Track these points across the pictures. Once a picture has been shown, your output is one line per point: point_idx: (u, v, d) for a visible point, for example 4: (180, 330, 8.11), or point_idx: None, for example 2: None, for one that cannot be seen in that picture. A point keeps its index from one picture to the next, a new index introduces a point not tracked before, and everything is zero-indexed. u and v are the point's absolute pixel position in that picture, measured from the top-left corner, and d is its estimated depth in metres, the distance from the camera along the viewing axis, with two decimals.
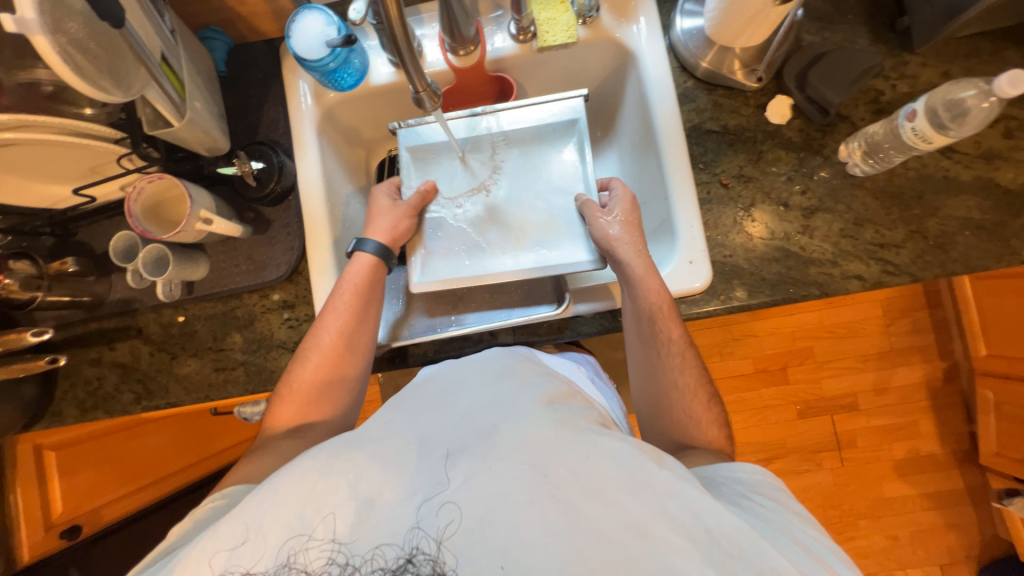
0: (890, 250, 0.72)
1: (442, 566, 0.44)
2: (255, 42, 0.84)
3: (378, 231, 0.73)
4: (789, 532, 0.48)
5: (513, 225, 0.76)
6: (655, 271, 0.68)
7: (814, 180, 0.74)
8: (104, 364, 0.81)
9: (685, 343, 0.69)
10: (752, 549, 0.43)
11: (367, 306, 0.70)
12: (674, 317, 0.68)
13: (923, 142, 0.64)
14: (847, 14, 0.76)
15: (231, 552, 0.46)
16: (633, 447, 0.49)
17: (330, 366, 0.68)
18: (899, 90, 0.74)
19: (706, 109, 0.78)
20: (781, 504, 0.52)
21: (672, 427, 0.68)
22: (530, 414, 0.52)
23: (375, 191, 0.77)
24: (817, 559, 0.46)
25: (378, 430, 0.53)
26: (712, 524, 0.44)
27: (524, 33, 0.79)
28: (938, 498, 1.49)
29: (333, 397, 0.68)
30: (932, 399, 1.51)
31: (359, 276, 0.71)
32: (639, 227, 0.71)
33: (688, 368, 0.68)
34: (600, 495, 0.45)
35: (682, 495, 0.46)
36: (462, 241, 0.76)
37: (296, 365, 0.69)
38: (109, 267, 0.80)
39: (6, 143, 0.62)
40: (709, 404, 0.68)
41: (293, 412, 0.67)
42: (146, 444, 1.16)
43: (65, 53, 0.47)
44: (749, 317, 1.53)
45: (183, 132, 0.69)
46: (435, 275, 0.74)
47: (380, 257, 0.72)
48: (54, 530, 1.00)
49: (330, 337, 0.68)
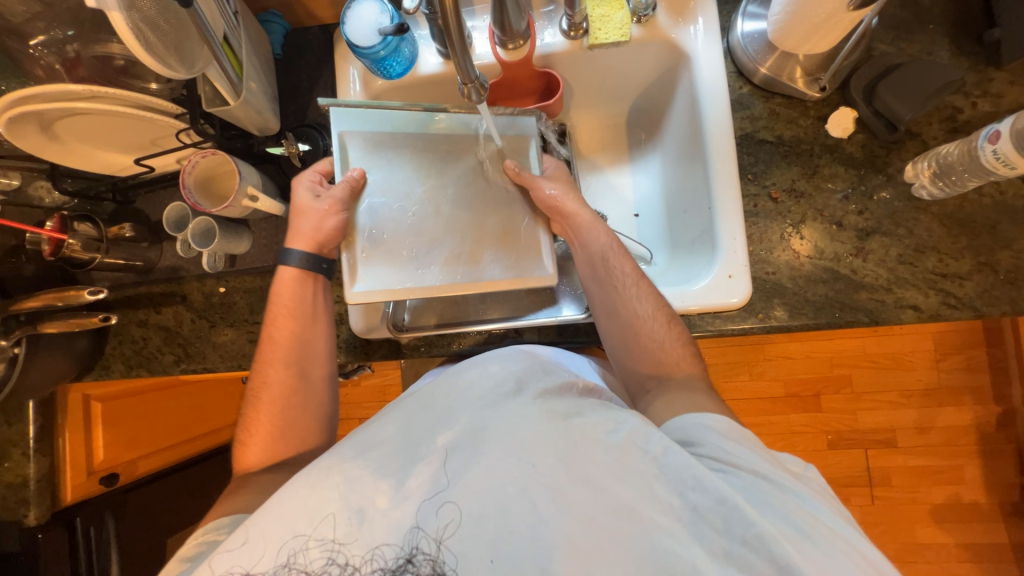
0: (952, 281, 0.66)
1: (441, 565, 0.44)
2: (311, 27, 0.86)
3: (299, 235, 0.70)
4: (769, 479, 0.48)
5: (461, 247, 0.70)
6: (601, 220, 0.72)
7: (874, 200, 0.70)
8: (150, 325, 0.85)
9: (638, 271, 0.69)
10: (733, 519, 0.45)
11: (308, 325, 0.71)
12: (624, 253, 0.71)
13: (1004, 167, 0.59)
14: (928, 24, 0.71)
15: (234, 552, 0.47)
16: (624, 429, 0.49)
17: (284, 397, 0.69)
18: (981, 109, 0.68)
19: (760, 118, 0.74)
20: (754, 445, 0.52)
21: (640, 359, 0.67)
22: (516, 405, 0.51)
23: (297, 187, 0.71)
24: (797, 508, 0.46)
25: (371, 432, 0.52)
26: (695, 500, 0.46)
27: (576, 29, 0.77)
28: (978, 551, 1.39)
29: (297, 425, 0.70)
30: (981, 444, 1.40)
31: (287, 292, 0.71)
32: (572, 182, 0.75)
33: (645, 296, 0.68)
34: (587, 481, 0.46)
35: (668, 471, 0.47)
36: (401, 248, 0.69)
37: (251, 408, 0.70)
38: (160, 235, 0.84)
39: (79, 112, 0.66)
40: (670, 325, 0.67)
41: (260, 451, 0.67)
42: (179, 405, 1.23)
43: (137, 29, 0.50)
44: (785, 338, 1.46)
45: (237, 111, 0.71)
46: (377, 283, 0.67)
47: (308, 267, 0.71)
48: (95, 476, 1.03)
49: (276, 371, 0.70)
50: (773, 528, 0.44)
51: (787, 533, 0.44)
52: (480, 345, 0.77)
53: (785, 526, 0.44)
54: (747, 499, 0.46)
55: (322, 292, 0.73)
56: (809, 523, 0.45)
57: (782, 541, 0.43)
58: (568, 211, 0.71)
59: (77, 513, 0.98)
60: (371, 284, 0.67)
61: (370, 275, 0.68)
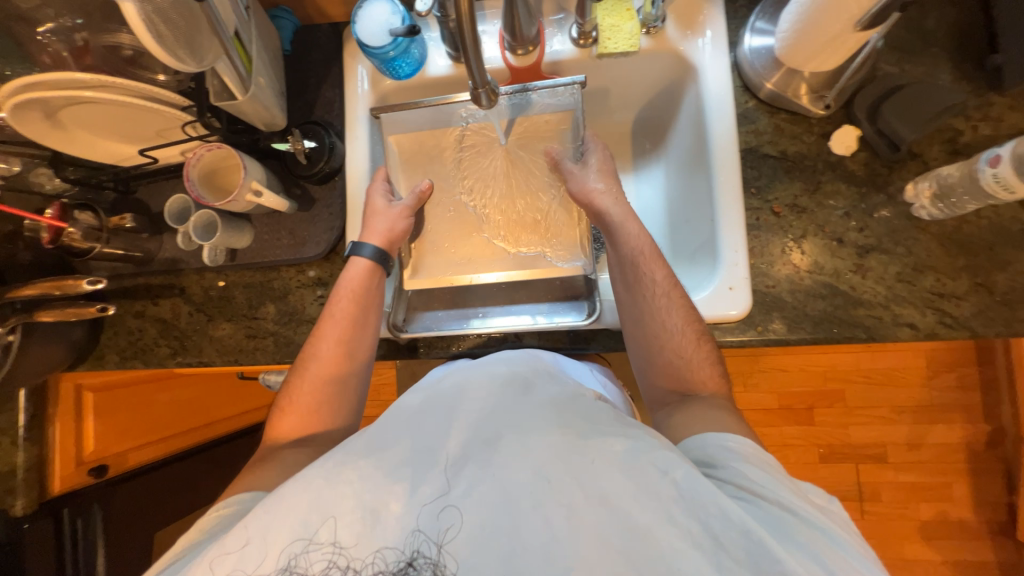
0: (949, 301, 0.67)
1: (442, 568, 0.44)
2: (321, 24, 0.86)
3: (374, 233, 0.75)
4: (793, 510, 0.46)
5: (512, 234, 0.79)
6: (633, 217, 0.73)
7: (874, 218, 0.70)
8: (147, 317, 0.85)
9: (670, 279, 0.69)
10: (757, 552, 0.42)
11: (367, 311, 0.72)
12: (658, 259, 0.70)
13: (1004, 190, 0.60)
14: (932, 46, 0.72)
15: (235, 554, 0.46)
16: (642, 449, 0.48)
17: (330, 373, 0.69)
18: (981, 133, 0.69)
19: (765, 132, 0.75)
20: (778, 473, 0.51)
21: (666, 373, 0.66)
22: (535, 418, 0.52)
23: (369, 190, 0.78)
24: (823, 545, 0.44)
25: (387, 433, 0.53)
26: (716, 527, 0.44)
27: (585, 37, 0.77)
28: (965, 569, 1.40)
29: (335, 404, 0.69)
30: (971, 463, 1.41)
31: (355, 278, 0.73)
32: (615, 180, 0.76)
33: (675, 308, 0.67)
34: (603, 498, 0.45)
35: (688, 495, 0.45)
36: (458, 243, 0.80)
37: (296, 374, 0.70)
38: (161, 226, 0.84)
39: (85, 101, 0.66)
40: (699, 342, 0.66)
41: (294, 423, 0.67)
42: (172, 398, 1.21)
43: (149, 20, 0.50)
44: (780, 350, 1.47)
45: (245, 105, 0.71)
46: (428, 273, 0.79)
47: (378, 261, 0.74)
48: (84, 467, 1.02)
49: (328, 346, 0.70)
50: (798, 564, 0.42)
51: (811, 568, 0.42)
52: (479, 348, 0.77)
53: (811, 563, 0.42)
54: (768, 529, 0.44)
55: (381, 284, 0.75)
56: (833, 558, 0.43)
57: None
58: (603, 210, 0.74)
59: (64, 505, 0.97)
60: (421, 273, 0.79)
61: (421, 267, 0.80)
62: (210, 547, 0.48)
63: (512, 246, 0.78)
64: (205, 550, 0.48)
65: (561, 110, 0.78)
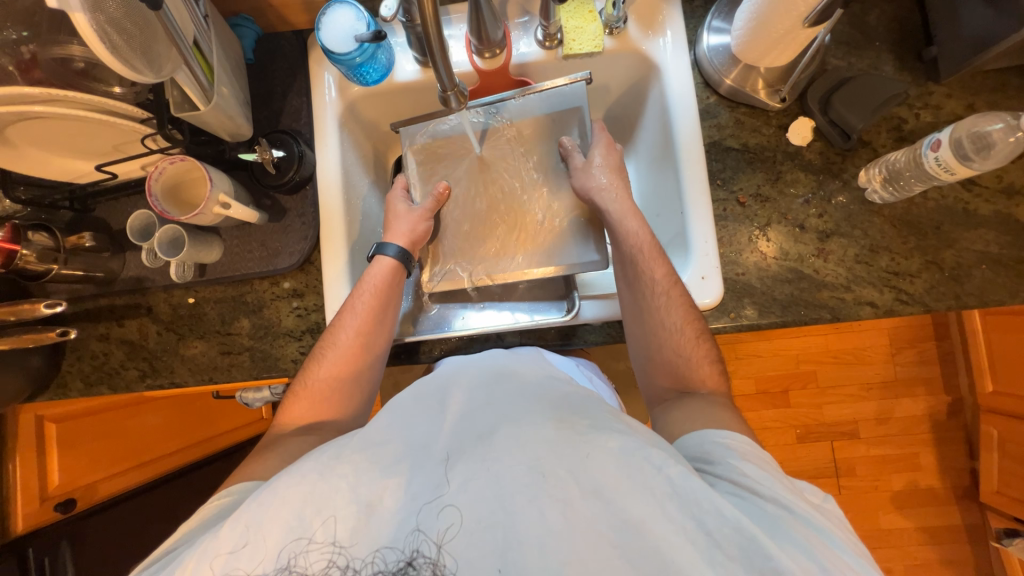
0: (903, 279, 0.71)
1: (442, 568, 0.44)
2: (284, 32, 0.85)
3: (398, 236, 0.76)
4: (787, 506, 0.48)
5: (524, 230, 0.80)
6: (636, 215, 0.73)
7: (832, 204, 0.74)
8: (112, 340, 0.81)
9: (671, 276, 0.69)
10: (751, 549, 0.43)
11: (386, 308, 0.71)
12: (658, 257, 0.70)
13: (945, 172, 0.64)
14: (874, 41, 0.76)
15: (230, 554, 0.45)
16: (634, 446, 0.49)
17: (349, 363, 0.68)
18: (923, 120, 0.74)
19: (727, 126, 0.78)
20: (774, 472, 0.52)
21: (666, 371, 0.68)
22: (530, 415, 0.52)
23: (390, 196, 0.81)
24: (818, 543, 0.45)
25: (381, 429, 0.53)
26: (710, 524, 0.44)
27: (551, 39, 0.79)
28: (936, 534, 1.47)
29: (347, 394, 0.68)
30: (934, 432, 1.49)
31: (379, 276, 0.73)
32: (622, 172, 0.75)
33: (675, 306, 0.67)
34: (598, 493, 0.46)
35: (683, 492, 0.46)
36: (471, 243, 0.81)
37: (312, 363, 0.70)
38: (123, 244, 0.80)
39: (35, 116, 0.63)
40: (699, 339, 0.67)
41: (304, 408, 0.67)
42: (143, 423, 1.16)
43: (102, 31, 0.48)
44: (754, 337, 1.52)
45: (208, 116, 0.69)
46: (446, 275, 0.79)
47: (402, 261, 0.74)
48: (48, 503, 0.97)
49: (347, 335, 0.69)
50: (792, 561, 0.42)
51: (805, 566, 0.42)
52: (463, 350, 0.77)
53: (805, 558, 0.43)
54: (763, 528, 0.45)
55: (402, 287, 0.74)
56: (826, 554, 0.44)
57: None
58: (604, 207, 0.74)
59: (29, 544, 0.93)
60: (438, 279, 0.79)
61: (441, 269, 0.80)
62: (199, 544, 0.46)
63: (524, 246, 0.79)
64: (198, 545, 0.46)
65: (568, 106, 0.80)
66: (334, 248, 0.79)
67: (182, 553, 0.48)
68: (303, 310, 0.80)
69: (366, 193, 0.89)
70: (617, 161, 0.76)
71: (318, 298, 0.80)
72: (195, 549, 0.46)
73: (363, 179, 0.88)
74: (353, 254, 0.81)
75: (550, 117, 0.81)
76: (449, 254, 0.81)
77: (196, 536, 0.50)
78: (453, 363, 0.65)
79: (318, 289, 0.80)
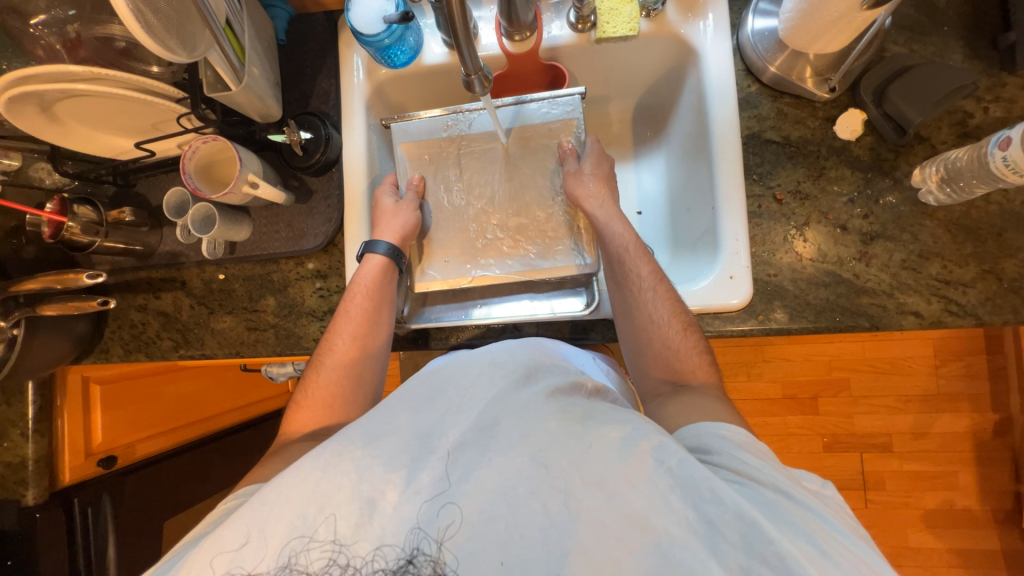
0: (955, 288, 0.66)
1: (442, 566, 0.45)
2: (315, 13, 0.84)
3: (388, 231, 0.75)
4: (784, 491, 0.47)
5: (538, 224, 0.78)
6: (620, 217, 0.74)
7: (879, 204, 0.69)
8: (149, 311, 0.85)
9: (656, 271, 0.69)
10: (751, 535, 0.42)
11: (380, 304, 0.73)
12: (645, 256, 0.71)
13: (1013, 174, 0.58)
14: (942, 26, 0.69)
15: (234, 552, 0.47)
16: (638, 436, 0.48)
17: (346, 365, 0.71)
18: (992, 114, 0.67)
19: (768, 117, 0.73)
20: (770, 457, 0.51)
21: (657, 362, 0.66)
22: (531, 406, 0.51)
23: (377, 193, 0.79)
24: (818, 527, 0.44)
25: (384, 419, 0.52)
26: (711, 513, 0.44)
27: (583, 22, 0.76)
28: (970, 557, 1.40)
29: (347, 397, 0.70)
30: (976, 451, 1.40)
31: (370, 276, 0.74)
32: (608, 180, 0.77)
33: (661, 301, 0.67)
34: (601, 486, 0.45)
35: (685, 482, 0.45)
36: (477, 235, 0.79)
37: (312, 371, 0.72)
38: (160, 220, 0.84)
39: (80, 93, 0.65)
40: (687, 332, 0.66)
41: (310, 415, 0.69)
42: (179, 390, 1.24)
43: (138, 11, 0.49)
44: (784, 340, 1.46)
45: (239, 96, 0.70)
46: (436, 275, 0.78)
47: (391, 258, 0.74)
48: (93, 458, 1.04)
49: (344, 341, 0.71)
50: (791, 543, 0.42)
51: (804, 549, 0.42)
52: (479, 339, 0.77)
53: (805, 542, 0.42)
54: (762, 510, 0.44)
55: (395, 281, 0.75)
56: (828, 540, 0.43)
57: (801, 559, 0.41)
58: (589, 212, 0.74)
59: (74, 494, 0.99)
60: (428, 276, 0.78)
61: (436, 265, 0.79)
62: (205, 541, 0.48)
63: (517, 244, 0.77)
64: (202, 546, 0.48)
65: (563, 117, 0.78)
66: (355, 231, 0.80)
67: (190, 552, 0.50)
68: (326, 291, 0.81)
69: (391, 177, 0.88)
70: (606, 175, 0.77)
71: (341, 281, 0.81)
72: (203, 544, 0.48)
73: (388, 163, 0.88)
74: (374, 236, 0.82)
75: (546, 126, 0.79)
76: (440, 247, 0.79)
77: (204, 534, 0.53)
78: (461, 352, 0.65)
79: (340, 271, 0.81)
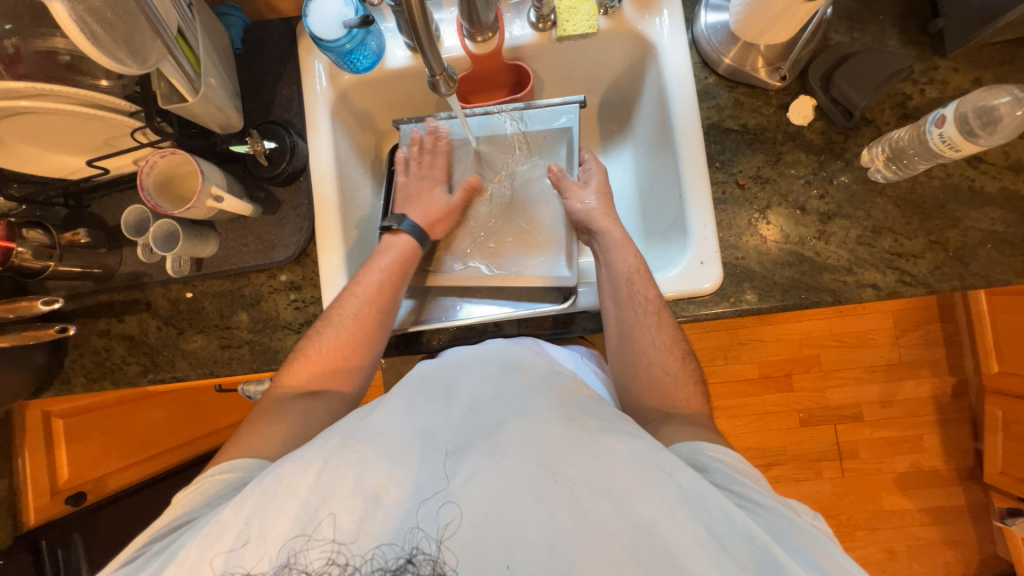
0: (907, 260, 0.70)
1: (442, 566, 0.43)
2: (272, 20, 0.83)
3: (418, 214, 0.77)
4: (786, 514, 0.48)
5: (529, 224, 0.80)
6: (631, 241, 0.73)
7: (834, 184, 0.72)
8: (112, 336, 0.81)
9: (660, 306, 0.69)
10: (763, 559, 0.43)
11: (398, 283, 0.72)
12: (650, 282, 0.70)
13: (950, 149, 0.62)
14: (878, 14, 0.74)
15: (232, 550, 0.46)
16: (643, 451, 0.49)
17: (353, 330, 0.68)
18: (928, 95, 0.72)
19: (726, 107, 0.76)
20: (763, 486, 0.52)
21: (650, 389, 0.66)
22: (538, 410, 0.53)
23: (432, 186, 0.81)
24: (818, 548, 0.45)
25: (384, 422, 0.54)
26: (722, 533, 0.44)
27: (544, 21, 0.77)
28: (940, 514, 1.48)
29: (345, 364, 0.68)
30: (938, 414, 1.48)
31: (396, 255, 0.74)
32: (610, 198, 0.77)
33: (664, 327, 0.68)
34: (608, 494, 0.46)
35: (695, 498, 0.46)
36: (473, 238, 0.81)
37: (319, 329, 0.69)
38: (119, 240, 0.80)
39: (22, 111, 0.63)
40: (684, 362, 0.67)
41: (307, 372, 0.67)
42: (147, 418, 1.18)
43: (82, 21, 0.47)
44: (756, 321, 1.52)
45: (196, 107, 0.68)
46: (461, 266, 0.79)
47: (417, 240, 0.76)
48: (59, 496, 1.01)
49: (354, 304, 0.69)
50: (803, 571, 0.42)
51: None
52: (462, 340, 0.77)
53: (809, 568, 0.43)
54: (772, 536, 0.45)
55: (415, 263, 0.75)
56: (831, 564, 0.44)
57: None
58: (601, 229, 0.74)
59: (41, 536, 0.96)
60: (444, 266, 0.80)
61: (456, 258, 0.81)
62: (198, 536, 0.46)
63: (533, 247, 0.78)
64: (196, 535, 0.47)
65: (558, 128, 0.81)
66: (331, 240, 0.79)
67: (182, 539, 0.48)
68: (301, 302, 0.80)
69: (361, 183, 0.88)
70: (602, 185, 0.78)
71: (316, 291, 0.80)
72: (199, 530, 0.47)
73: (357, 169, 0.87)
74: (351, 245, 0.81)
75: (540, 135, 0.81)
76: (465, 237, 0.82)
77: (192, 524, 0.50)
78: (456, 351, 0.68)
79: (315, 282, 0.80)
